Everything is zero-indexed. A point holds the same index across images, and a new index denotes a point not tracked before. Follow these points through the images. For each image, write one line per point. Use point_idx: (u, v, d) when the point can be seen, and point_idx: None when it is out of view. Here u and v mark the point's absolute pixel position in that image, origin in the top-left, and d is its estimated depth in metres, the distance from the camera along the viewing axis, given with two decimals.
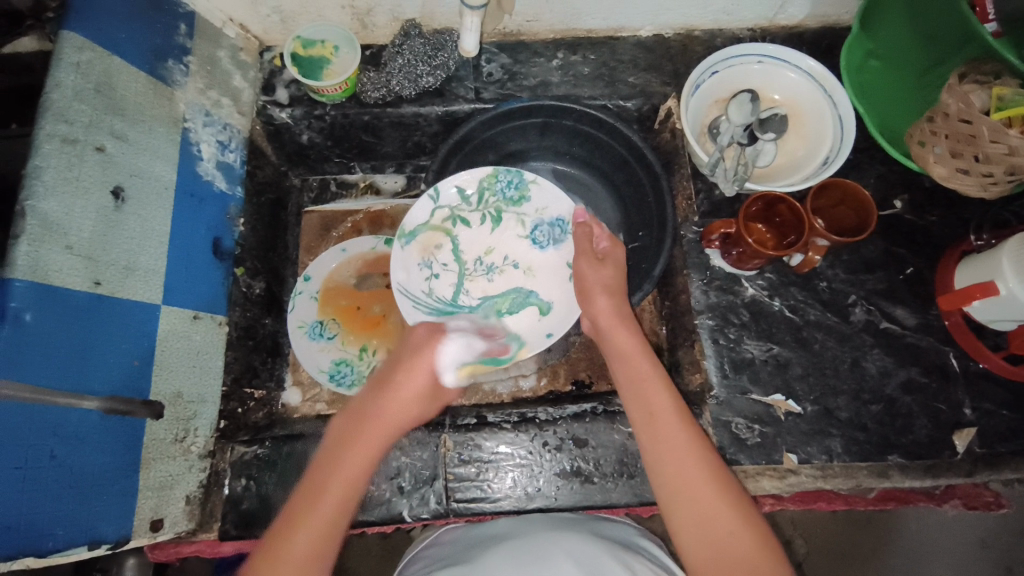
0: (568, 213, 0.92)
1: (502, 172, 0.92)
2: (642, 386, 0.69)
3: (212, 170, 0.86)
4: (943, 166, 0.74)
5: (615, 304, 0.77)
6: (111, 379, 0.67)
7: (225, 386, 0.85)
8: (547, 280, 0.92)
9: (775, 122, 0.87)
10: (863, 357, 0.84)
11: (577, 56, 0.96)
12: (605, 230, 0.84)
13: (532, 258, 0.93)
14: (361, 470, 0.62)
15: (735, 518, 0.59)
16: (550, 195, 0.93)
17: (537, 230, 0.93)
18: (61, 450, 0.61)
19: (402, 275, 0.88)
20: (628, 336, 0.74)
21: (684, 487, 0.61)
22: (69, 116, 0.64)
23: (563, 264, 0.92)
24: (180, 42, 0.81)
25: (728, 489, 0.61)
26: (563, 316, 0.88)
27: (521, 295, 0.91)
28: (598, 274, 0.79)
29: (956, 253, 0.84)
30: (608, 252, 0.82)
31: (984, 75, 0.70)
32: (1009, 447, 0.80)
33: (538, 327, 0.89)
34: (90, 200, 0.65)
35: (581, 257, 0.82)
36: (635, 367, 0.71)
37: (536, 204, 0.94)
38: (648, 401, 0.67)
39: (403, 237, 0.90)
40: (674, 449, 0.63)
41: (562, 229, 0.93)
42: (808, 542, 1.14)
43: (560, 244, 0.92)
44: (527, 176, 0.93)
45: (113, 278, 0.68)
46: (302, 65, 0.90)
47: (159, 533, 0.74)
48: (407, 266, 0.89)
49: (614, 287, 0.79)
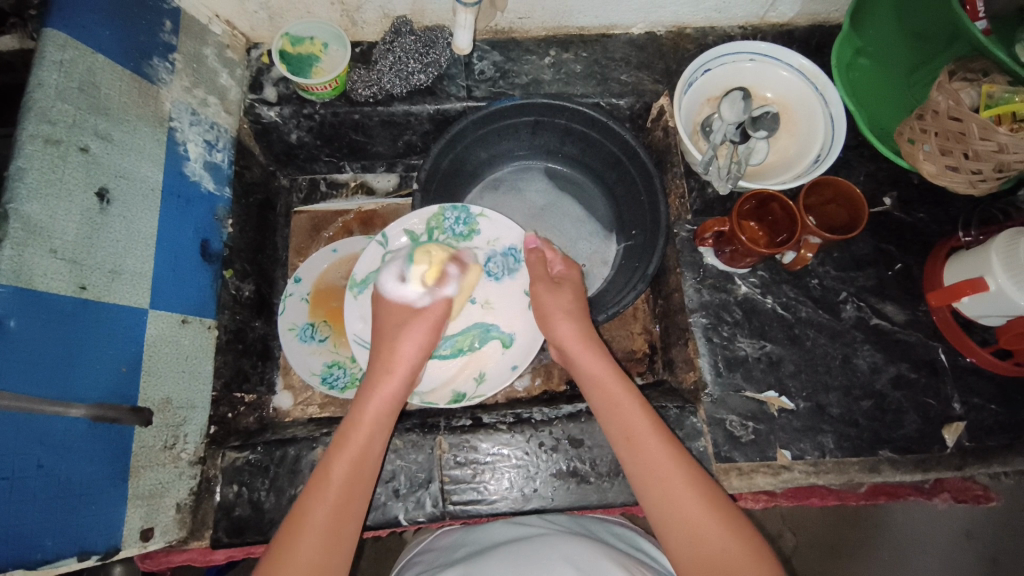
0: (520, 242, 0.89)
1: (449, 209, 0.88)
2: (615, 407, 0.70)
3: (199, 170, 0.84)
4: (932, 164, 0.75)
5: (578, 326, 0.78)
6: (99, 386, 0.65)
7: (214, 391, 0.84)
8: (507, 312, 0.88)
9: (768, 121, 0.82)
10: (854, 353, 0.84)
11: (569, 54, 0.95)
12: (558, 254, 0.86)
13: (488, 292, 0.89)
14: (374, 419, 0.70)
15: (719, 526, 0.59)
16: (499, 226, 0.89)
17: (491, 263, 0.89)
18: (48, 459, 0.59)
19: (358, 325, 0.86)
20: (596, 359, 0.75)
21: (669, 500, 0.62)
22: (52, 116, 0.62)
23: (520, 294, 0.88)
24: (164, 39, 0.79)
25: (713, 500, 0.62)
26: (526, 347, 0.87)
27: (482, 329, 0.87)
28: (556, 298, 0.80)
29: (944, 250, 0.85)
30: (564, 275, 0.84)
31: (972, 73, 0.72)
32: (997, 440, 0.82)
33: (502, 361, 0.87)
34: (74, 203, 0.64)
35: (536, 282, 0.82)
36: (606, 389, 0.72)
37: (487, 235, 0.90)
38: (624, 423, 0.68)
39: (354, 287, 0.86)
40: (655, 467, 0.64)
41: (516, 258, 0.89)
42: (797, 536, 1.16)
43: (515, 274, 0.89)
44: (474, 209, 0.89)
45: (99, 282, 0.66)
46: (291, 62, 0.89)
47: (150, 542, 0.72)
48: (361, 315, 0.86)
49: (574, 309, 0.79)
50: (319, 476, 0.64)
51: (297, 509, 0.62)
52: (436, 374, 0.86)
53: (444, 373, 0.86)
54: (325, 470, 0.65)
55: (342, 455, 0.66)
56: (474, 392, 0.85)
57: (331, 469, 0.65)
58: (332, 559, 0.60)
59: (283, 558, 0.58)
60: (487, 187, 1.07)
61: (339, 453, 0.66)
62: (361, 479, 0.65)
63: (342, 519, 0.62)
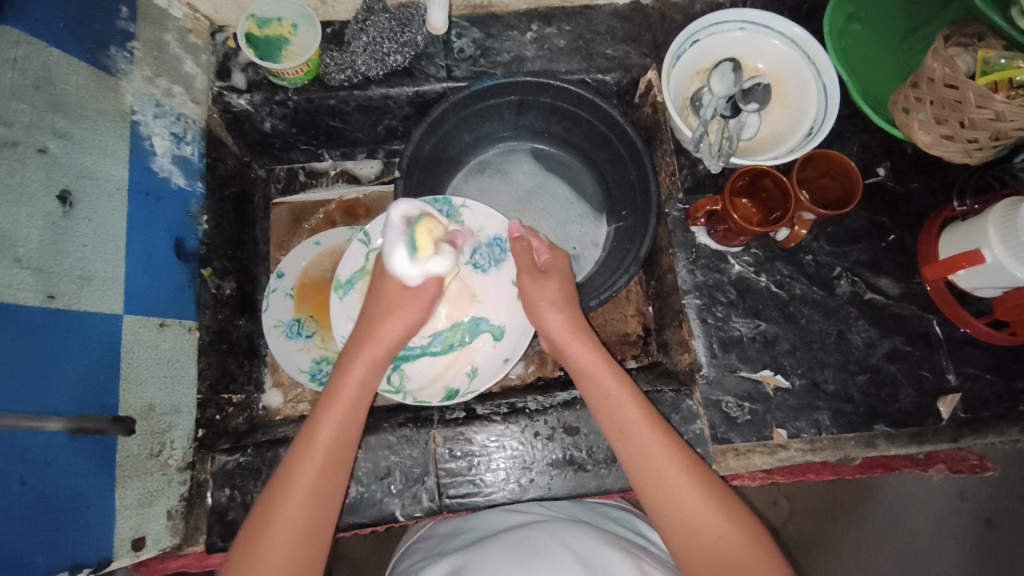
0: (504, 231, 0.87)
1: (429, 201, 0.86)
2: (609, 401, 0.68)
3: (168, 165, 0.80)
4: (927, 133, 0.73)
5: (566, 316, 0.76)
6: (75, 397, 0.62)
7: (200, 394, 0.82)
8: (495, 303, 0.86)
9: (759, 93, 0.83)
10: (849, 329, 0.84)
11: (552, 28, 0.91)
12: (543, 241, 0.83)
13: (475, 285, 0.86)
14: (355, 398, 0.68)
15: (719, 516, 0.59)
16: (482, 215, 0.87)
17: (476, 254, 0.86)
18: (31, 476, 0.57)
19: (347, 325, 0.83)
20: (587, 350, 0.73)
21: (667, 495, 0.61)
22: (7, 117, 0.59)
23: (508, 285, 0.86)
24: (122, 26, 0.74)
25: (712, 491, 0.61)
26: (517, 339, 0.85)
27: (471, 324, 0.85)
28: (542, 287, 0.78)
29: (939, 221, 0.84)
30: (549, 263, 0.81)
31: (967, 37, 0.73)
32: (992, 410, 0.82)
33: (493, 355, 0.85)
34: (35, 208, 0.60)
35: (523, 273, 0.80)
36: (597, 382, 0.70)
37: (469, 227, 0.87)
38: (616, 415, 0.67)
39: (339, 288, 0.83)
40: (649, 457, 0.63)
41: (501, 248, 0.87)
42: (791, 501, 1.16)
43: (502, 265, 0.87)
44: (455, 201, 0.86)
45: (69, 290, 0.63)
46: (259, 47, 0.85)
47: (142, 551, 0.71)
48: (348, 316, 0.83)
49: (561, 299, 0.77)
50: (303, 445, 0.64)
51: (277, 483, 0.62)
52: (426, 371, 0.83)
53: (434, 369, 0.83)
54: (309, 441, 0.64)
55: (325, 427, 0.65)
56: (466, 388, 0.83)
57: (315, 439, 0.64)
58: (319, 522, 0.61)
59: (267, 532, 0.58)
60: (473, 171, 1.04)
61: (326, 421, 0.66)
62: (344, 450, 0.65)
63: (323, 503, 0.62)
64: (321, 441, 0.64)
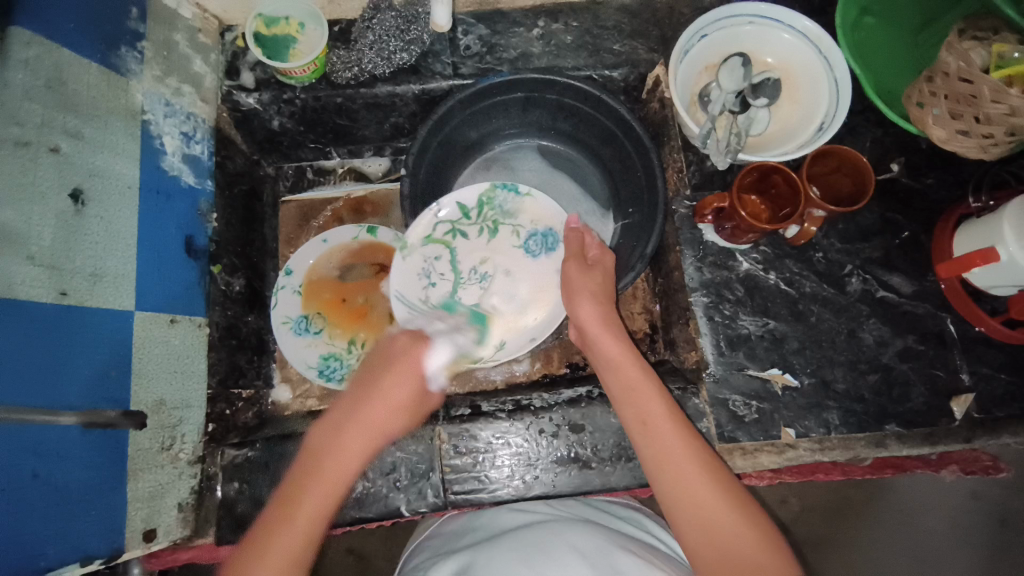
0: (560, 225, 0.88)
1: (500, 186, 0.89)
2: (634, 395, 0.68)
3: (178, 164, 0.81)
4: (942, 128, 0.71)
5: (599, 308, 0.75)
6: (88, 392, 0.64)
7: (209, 389, 0.83)
8: (540, 291, 0.87)
9: (769, 88, 0.83)
10: (859, 327, 0.82)
11: (558, 24, 0.90)
12: (596, 238, 0.83)
13: (526, 268, 0.88)
14: (345, 471, 0.60)
15: (735, 515, 0.58)
16: (544, 206, 0.89)
17: (531, 241, 0.89)
18: (43, 469, 0.59)
19: (402, 280, 0.86)
20: (616, 341, 0.73)
21: (684, 489, 0.60)
22: (20, 117, 0.60)
23: (554, 274, 0.87)
24: (131, 26, 0.75)
25: (728, 490, 0.60)
26: (546, 324, 0.85)
27: (510, 301, 0.87)
28: (588, 278, 0.78)
29: (953, 219, 0.82)
30: (598, 259, 0.81)
31: (982, 31, 0.71)
32: (1008, 411, 0.80)
33: (523, 333, 0.85)
34: (47, 206, 0.61)
35: (570, 260, 0.80)
36: (623, 375, 0.70)
37: (531, 215, 0.90)
38: (641, 409, 0.66)
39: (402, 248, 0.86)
40: (670, 452, 0.62)
41: (554, 240, 0.88)
42: (802, 500, 1.15)
43: (554, 254, 0.88)
44: (524, 188, 0.90)
45: (81, 286, 0.64)
46: (267, 46, 0.86)
47: (153, 543, 0.73)
48: (407, 274, 0.86)
49: (600, 292, 0.77)
50: (276, 515, 0.56)
51: (252, 541, 0.55)
52: None
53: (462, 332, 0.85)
54: (280, 514, 0.56)
55: (306, 498, 0.57)
56: (488, 356, 0.84)
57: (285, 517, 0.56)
58: None
59: None
60: (480, 168, 1.04)
61: (302, 496, 0.57)
62: (318, 528, 0.56)
63: None
64: (294, 521, 0.55)
